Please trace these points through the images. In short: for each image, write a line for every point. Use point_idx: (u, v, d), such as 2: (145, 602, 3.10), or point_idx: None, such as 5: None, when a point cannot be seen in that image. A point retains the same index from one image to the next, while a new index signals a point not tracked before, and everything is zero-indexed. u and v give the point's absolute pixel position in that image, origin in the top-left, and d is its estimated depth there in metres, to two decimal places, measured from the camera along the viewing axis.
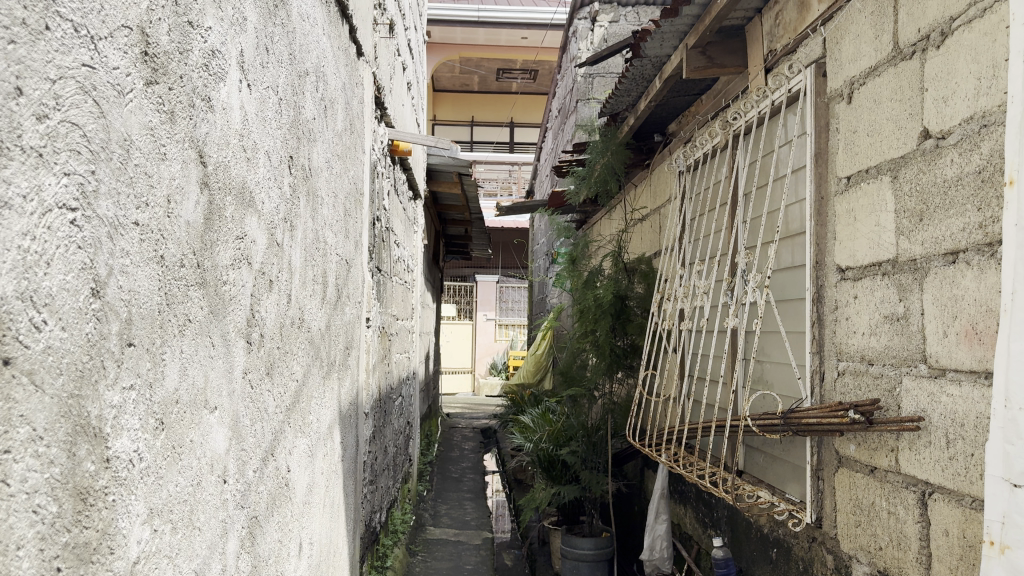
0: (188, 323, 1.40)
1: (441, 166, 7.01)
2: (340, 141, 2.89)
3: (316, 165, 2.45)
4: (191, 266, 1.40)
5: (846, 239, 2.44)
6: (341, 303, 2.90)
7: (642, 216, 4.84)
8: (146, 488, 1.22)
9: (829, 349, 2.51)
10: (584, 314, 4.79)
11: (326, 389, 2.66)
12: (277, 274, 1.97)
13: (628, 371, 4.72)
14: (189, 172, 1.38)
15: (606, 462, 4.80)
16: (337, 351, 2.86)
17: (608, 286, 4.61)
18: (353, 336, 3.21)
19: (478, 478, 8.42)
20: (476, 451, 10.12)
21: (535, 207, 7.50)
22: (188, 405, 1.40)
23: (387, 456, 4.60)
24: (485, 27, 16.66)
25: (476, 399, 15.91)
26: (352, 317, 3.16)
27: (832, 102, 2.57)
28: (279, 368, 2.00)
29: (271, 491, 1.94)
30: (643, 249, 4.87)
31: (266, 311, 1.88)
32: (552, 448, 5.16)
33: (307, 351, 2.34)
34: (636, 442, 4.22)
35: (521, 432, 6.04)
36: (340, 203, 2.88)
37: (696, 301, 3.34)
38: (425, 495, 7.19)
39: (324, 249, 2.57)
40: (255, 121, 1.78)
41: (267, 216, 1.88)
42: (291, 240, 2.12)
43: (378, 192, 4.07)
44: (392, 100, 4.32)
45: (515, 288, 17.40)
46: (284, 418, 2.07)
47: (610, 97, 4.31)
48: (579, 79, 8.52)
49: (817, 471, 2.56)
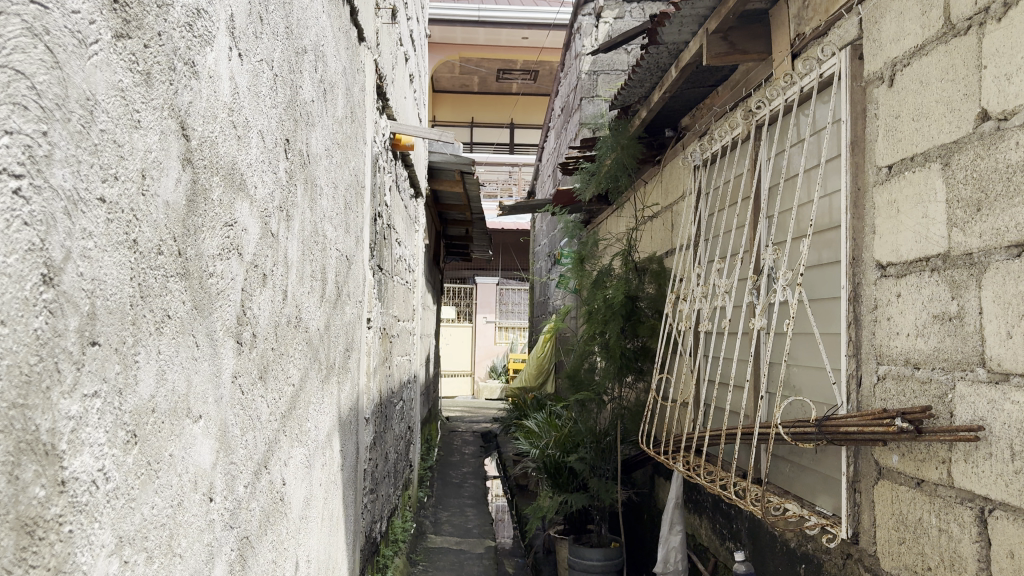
0: (168, 320, 1.21)
1: (442, 164, 6.84)
2: (341, 129, 2.71)
3: (315, 153, 2.27)
4: (172, 254, 1.22)
5: (887, 232, 2.26)
6: (341, 301, 2.72)
7: (653, 213, 4.65)
8: (115, 514, 1.03)
9: (868, 352, 2.33)
10: (593, 316, 4.61)
11: (325, 393, 2.48)
12: (272, 268, 1.79)
13: (638, 374, 4.53)
14: (169, 145, 1.20)
15: (616, 469, 4.62)
16: (337, 353, 2.68)
17: (618, 286, 4.43)
18: (353, 337, 3.03)
19: (480, 484, 8.23)
20: (477, 456, 9.94)
21: (539, 206, 7.31)
22: (167, 414, 1.21)
23: (388, 463, 4.40)
24: (486, 27, 16.48)
25: (476, 402, 15.72)
26: (352, 317, 2.98)
27: (869, 86, 2.39)
28: (273, 372, 1.81)
29: (264, 507, 1.76)
30: (654, 247, 4.68)
31: (259, 308, 1.69)
32: (560, 455, 4.97)
33: (305, 354, 2.16)
34: (648, 449, 4.03)
35: (525, 437, 5.85)
36: (340, 196, 2.70)
37: (716, 301, 3.16)
38: (425, 501, 7.00)
39: (323, 243, 2.39)
40: (247, 96, 1.59)
41: (261, 203, 1.70)
42: (289, 231, 1.94)
43: (380, 187, 3.89)
44: (394, 91, 4.14)
45: (516, 290, 17.22)
46: (279, 425, 1.88)
47: (622, 89, 4.14)
48: (583, 76, 8.34)
49: (853, 483, 2.38)
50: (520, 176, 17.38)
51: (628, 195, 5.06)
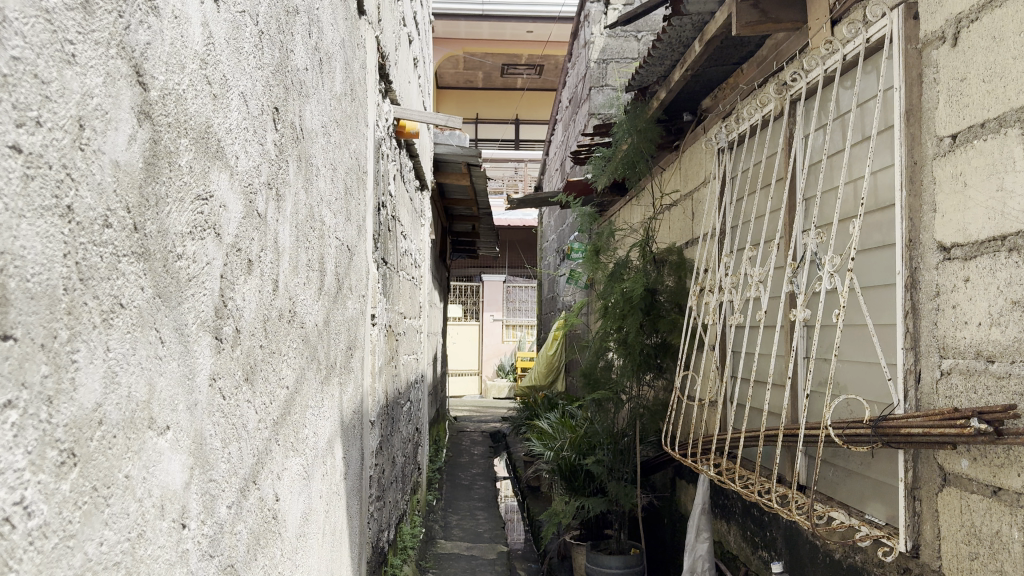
0: (120, 309, 0.98)
1: (449, 155, 6.59)
2: (341, 106, 2.47)
3: (310, 129, 2.03)
4: (125, 228, 0.99)
5: (951, 210, 2.01)
6: (342, 295, 2.48)
7: (673, 200, 4.39)
8: (42, 558, 0.80)
9: (929, 345, 2.08)
10: (610, 311, 4.37)
11: (325, 394, 2.24)
12: (260, 253, 1.55)
13: (658, 371, 4.29)
14: (118, 92, 0.96)
15: (635, 472, 4.37)
16: (338, 352, 2.44)
17: (636, 279, 4.19)
18: (356, 333, 2.78)
19: (490, 486, 7.98)
20: (486, 456, 9.69)
21: (549, 198, 7.06)
22: (121, 427, 0.98)
23: (395, 467, 4.16)
24: (490, 21, 16.21)
25: (484, 402, 15.47)
26: (355, 312, 2.73)
27: (926, 48, 2.14)
28: (262, 372, 1.58)
29: (253, 528, 1.52)
30: (673, 237, 4.43)
31: (244, 299, 1.46)
32: (575, 457, 4.73)
33: (301, 353, 1.92)
34: (672, 451, 3.79)
35: (538, 439, 5.61)
36: (340, 179, 2.45)
37: (749, 291, 2.91)
38: (434, 504, 6.76)
39: (321, 229, 2.16)
40: (225, 49, 1.35)
41: (245, 177, 1.46)
42: (279, 213, 1.71)
43: (383, 175, 3.64)
44: (398, 73, 3.90)
45: (523, 287, 16.98)
46: (271, 434, 1.65)
47: (641, 68, 3.91)
48: (592, 65, 8.10)
49: (913, 491, 2.14)
50: (526, 172, 17.14)
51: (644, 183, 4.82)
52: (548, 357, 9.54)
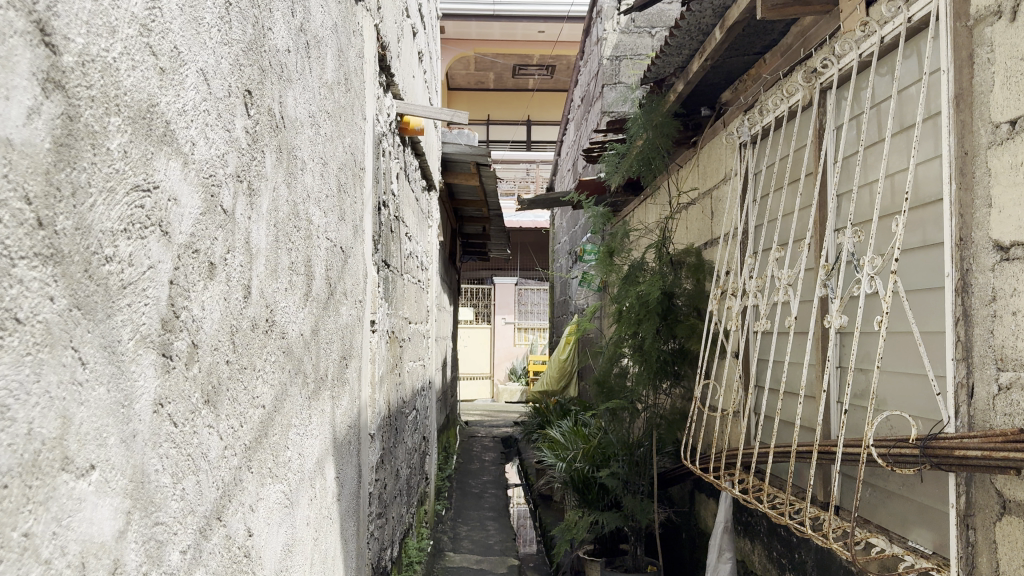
0: (16, 325, 0.78)
1: (457, 155, 6.39)
2: (333, 96, 2.27)
3: (294, 118, 1.83)
4: (23, 224, 0.79)
5: (1009, 205, 1.79)
6: (334, 301, 2.28)
7: (691, 199, 4.17)
8: None
9: (983, 356, 1.86)
10: (624, 316, 4.15)
11: (314, 410, 2.04)
12: (226, 255, 1.35)
13: (676, 379, 4.07)
14: (8, 52, 0.76)
15: (652, 485, 4.15)
16: (329, 363, 2.24)
17: (651, 281, 3.98)
18: (352, 342, 2.58)
19: (501, 494, 7.77)
20: (497, 463, 9.48)
21: (561, 198, 6.85)
22: (14, 475, 0.77)
23: (400, 480, 3.96)
24: (501, 21, 16.02)
25: (495, 406, 15.26)
26: (350, 319, 2.53)
27: (979, 25, 1.92)
28: (229, 392, 1.38)
29: (217, 572, 1.32)
30: (692, 238, 4.20)
31: (204, 309, 1.26)
32: (589, 469, 4.52)
33: (282, 367, 1.72)
34: (692, 464, 3.57)
35: (549, 449, 5.40)
36: (332, 175, 2.25)
37: (776, 295, 2.69)
38: (443, 515, 6.55)
39: (307, 229, 1.96)
40: (178, 16, 1.15)
41: (205, 167, 1.26)
42: (252, 210, 1.50)
43: (385, 173, 3.45)
44: (400, 66, 3.70)
45: (535, 290, 16.77)
46: (241, 461, 1.44)
47: (657, 59, 3.69)
48: (604, 62, 7.90)
49: (965, 519, 1.91)
50: (538, 173, 16.93)
51: (660, 182, 4.61)
52: (560, 362, 9.33)
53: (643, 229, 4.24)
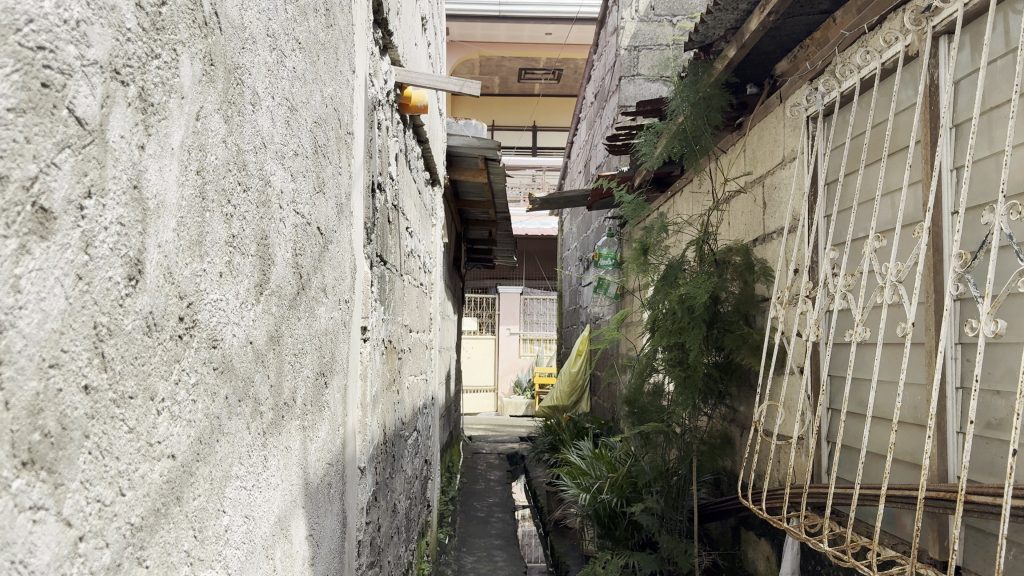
0: None
1: (464, 147, 5.81)
2: (308, 24, 1.69)
3: (240, 23, 1.25)
4: None
5: None
6: (309, 300, 1.70)
7: (738, 188, 3.59)
8: None
9: None
10: (659, 325, 3.55)
11: (274, 450, 1.45)
12: (74, 199, 0.77)
13: (721, 399, 3.48)
14: None
15: (691, 521, 3.56)
16: (301, 382, 1.65)
17: (690, 282, 3.37)
18: (337, 353, 2.00)
19: (508, 518, 7.16)
20: (503, 482, 8.88)
21: (575, 196, 6.28)
22: None
23: (398, 516, 3.37)
24: (507, 22, 15.46)
25: (499, 420, 14.65)
26: (333, 324, 1.95)
27: None
28: (86, 437, 0.79)
29: None
30: (738, 233, 3.62)
31: (16, 288, 0.67)
32: (618, 500, 3.92)
33: (214, 391, 1.14)
34: (750, 503, 2.96)
35: (565, 475, 4.80)
36: (305, 129, 1.67)
37: (882, 296, 2.10)
38: (446, 544, 5.94)
39: (263, 194, 1.37)
40: None
41: (17, 26, 0.67)
42: (147, 139, 0.92)
43: (383, 150, 2.87)
44: (401, 28, 3.13)
45: (541, 300, 16.20)
46: (120, 552, 0.86)
47: (704, 19, 3.10)
48: (621, 53, 7.32)
49: None
50: (545, 180, 16.37)
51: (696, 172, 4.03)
52: (570, 375, 8.67)
53: (681, 225, 3.65)
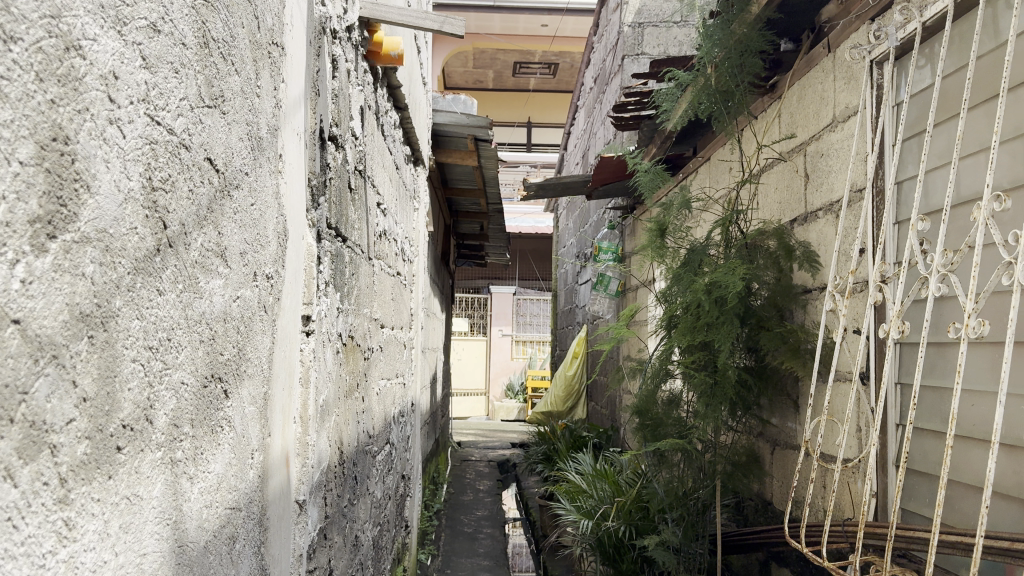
0: None
1: (452, 125, 5.18)
2: None
3: None
4: None
5: None
6: (180, 264, 1.10)
7: (775, 156, 3.01)
8: None
9: None
10: (673, 321, 2.96)
11: (88, 509, 0.86)
12: None
13: (749, 410, 2.89)
14: None
15: (714, 556, 2.97)
16: (162, 392, 1.05)
17: (709, 269, 2.78)
18: (249, 350, 1.41)
19: (497, 534, 6.57)
20: (493, 493, 8.28)
21: (573, 181, 5.70)
22: None
23: (361, 551, 2.76)
24: (502, 13, 14.83)
25: (490, 425, 14.06)
26: (240, 308, 1.36)
27: None
28: None
29: None
30: (773, 210, 3.04)
31: None
32: (625, 527, 3.32)
33: None
34: (798, 542, 2.37)
35: (561, 494, 4.21)
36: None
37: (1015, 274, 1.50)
38: (427, 565, 5.35)
39: (49, 62, 0.77)
40: None
41: None
42: None
43: (339, 94, 2.26)
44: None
45: (534, 301, 15.63)
46: None
47: None
48: (624, 29, 6.76)
49: None
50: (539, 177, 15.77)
51: (720, 142, 3.47)
52: (566, 379, 8.09)
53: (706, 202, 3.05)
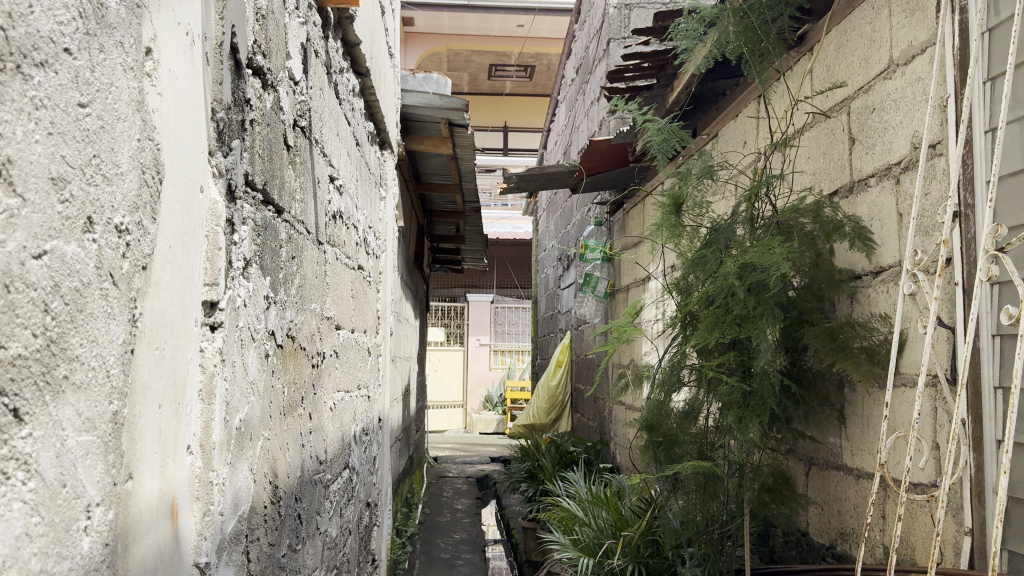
0: None
1: (424, 109, 4.63)
2: None
3: None
4: None
5: None
6: None
7: (811, 116, 2.51)
8: None
9: None
10: (690, 317, 2.44)
11: None
12: None
13: (785, 424, 2.36)
14: None
15: None
16: None
17: (740, 250, 2.22)
18: (76, 341, 0.86)
19: (476, 560, 6.00)
20: (471, 513, 7.72)
21: (558, 171, 5.17)
22: None
23: None
24: (477, 12, 14.35)
25: (467, 438, 13.49)
26: (53, 272, 0.81)
27: None
28: None
29: None
30: (810, 179, 2.54)
31: None
32: (632, 567, 2.77)
33: None
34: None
35: (551, 521, 3.67)
36: None
37: None
38: None
39: None
40: None
41: None
42: None
43: (270, 14, 1.72)
44: None
45: (513, 309, 15.11)
46: None
47: None
48: (610, 11, 6.25)
49: None
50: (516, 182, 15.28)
51: (749, 90, 2.95)
52: (549, 389, 7.62)
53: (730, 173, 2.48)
